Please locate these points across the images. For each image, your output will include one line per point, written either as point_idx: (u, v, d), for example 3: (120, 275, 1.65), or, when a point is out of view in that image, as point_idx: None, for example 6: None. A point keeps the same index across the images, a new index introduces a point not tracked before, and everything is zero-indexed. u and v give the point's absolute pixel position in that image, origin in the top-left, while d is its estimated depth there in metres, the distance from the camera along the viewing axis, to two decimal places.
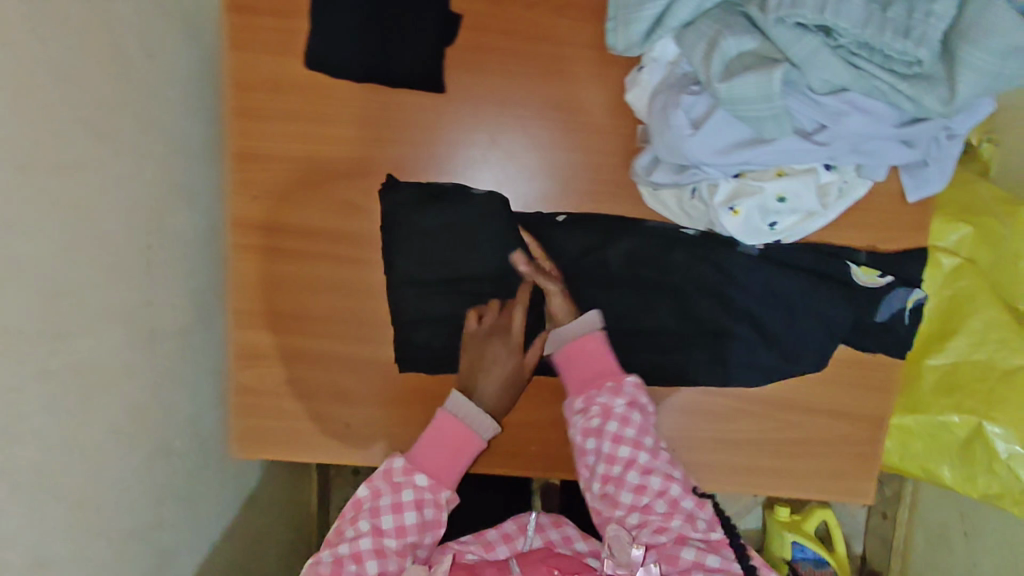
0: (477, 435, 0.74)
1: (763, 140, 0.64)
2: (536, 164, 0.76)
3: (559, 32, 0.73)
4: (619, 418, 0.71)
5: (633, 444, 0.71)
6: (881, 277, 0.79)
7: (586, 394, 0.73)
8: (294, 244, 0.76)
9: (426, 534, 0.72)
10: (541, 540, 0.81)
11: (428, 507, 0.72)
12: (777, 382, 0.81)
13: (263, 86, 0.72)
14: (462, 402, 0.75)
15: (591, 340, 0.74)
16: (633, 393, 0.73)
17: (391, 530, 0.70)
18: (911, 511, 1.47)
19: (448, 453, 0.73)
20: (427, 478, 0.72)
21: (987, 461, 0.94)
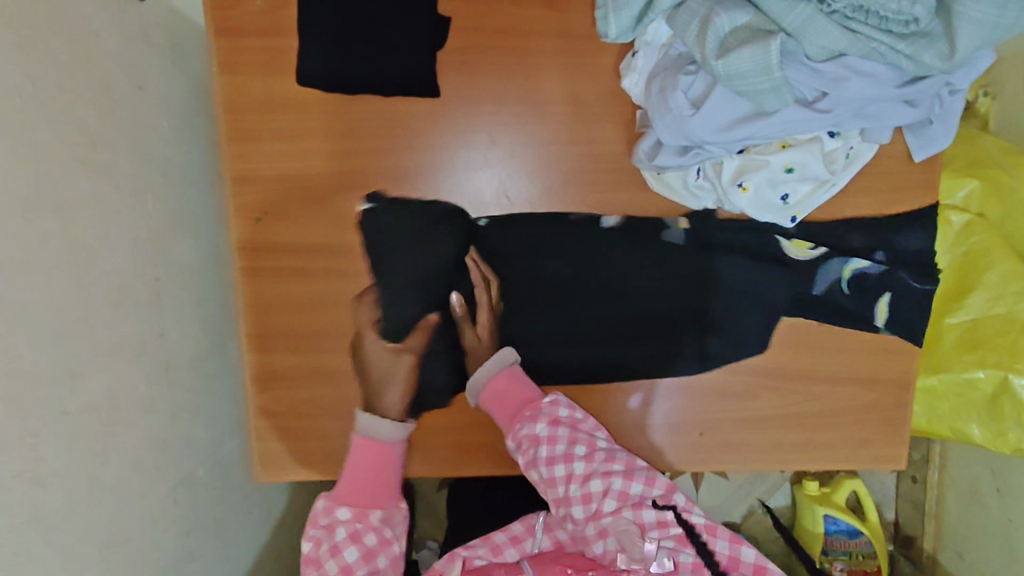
0: (388, 439, 0.76)
1: (764, 113, 0.63)
2: (537, 161, 0.75)
3: (548, 24, 0.72)
4: (548, 441, 0.73)
5: (566, 459, 0.72)
6: (813, 249, 0.79)
7: (513, 431, 0.75)
8: (301, 263, 0.76)
9: (378, 559, 0.71)
10: (549, 540, 0.83)
11: (365, 535, 0.71)
12: (790, 359, 0.81)
13: (256, 107, 0.72)
14: (366, 419, 0.76)
15: (502, 376, 0.77)
16: (551, 411, 0.75)
17: (337, 573, 0.69)
18: (941, 473, 1.48)
19: (364, 471, 0.74)
20: (348, 508, 0.72)
21: (1017, 415, 0.93)
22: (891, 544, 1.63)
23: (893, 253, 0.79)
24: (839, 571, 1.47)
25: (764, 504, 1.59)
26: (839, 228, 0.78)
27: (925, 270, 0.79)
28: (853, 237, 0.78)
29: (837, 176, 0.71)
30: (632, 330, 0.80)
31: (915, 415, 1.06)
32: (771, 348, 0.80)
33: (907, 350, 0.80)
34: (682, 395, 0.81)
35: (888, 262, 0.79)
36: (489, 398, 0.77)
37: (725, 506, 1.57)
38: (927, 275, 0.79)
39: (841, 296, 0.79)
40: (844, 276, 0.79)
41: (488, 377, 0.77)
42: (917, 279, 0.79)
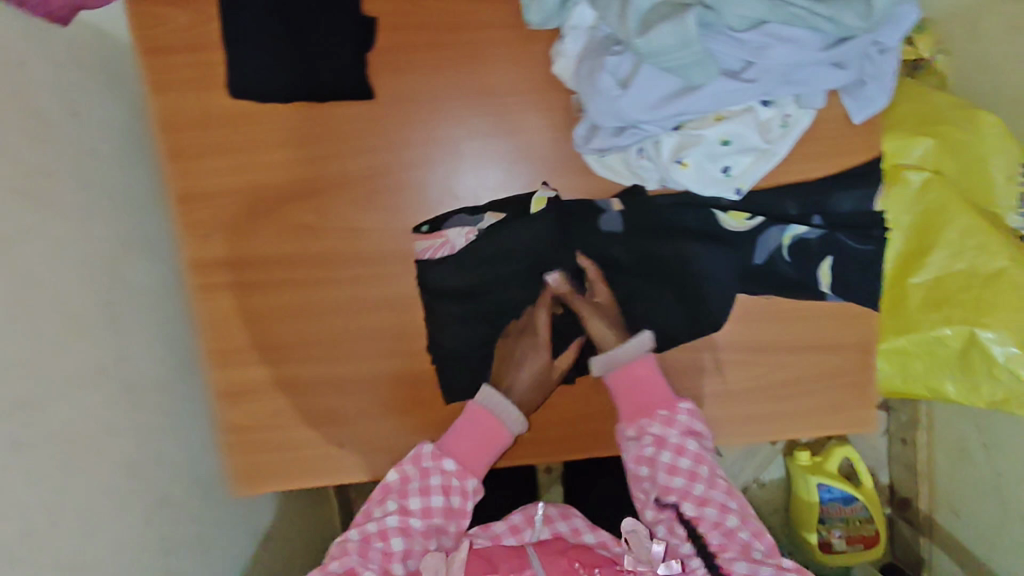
0: (505, 423, 0.75)
1: (693, 88, 0.64)
2: (481, 153, 0.76)
3: (477, 17, 0.73)
4: (673, 448, 0.73)
5: (689, 475, 0.72)
6: (751, 219, 0.79)
7: (638, 423, 0.75)
8: (254, 276, 0.76)
9: (452, 521, 0.73)
10: (550, 531, 0.80)
11: (453, 494, 0.73)
12: (750, 326, 0.80)
13: (191, 124, 0.72)
14: (490, 394, 0.76)
15: (640, 364, 0.75)
16: (686, 421, 0.74)
17: (418, 510, 0.72)
18: (930, 433, 1.49)
19: (479, 438, 0.74)
20: (457, 463, 0.73)
21: (987, 367, 0.94)
22: (888, 508, 1.64)
23: (829, 217, 0.80)
24: (837, 538, 1.47)
25: (758, 478, 1.58)
26: (777, 196, 0.78)
27: (865, 231, 0.80)
28: (789, 205, 0.79)
29: (776, 144, 0.72)
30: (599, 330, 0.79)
31: (890, 376, 1.05)
32: (731, 321, 0.80)
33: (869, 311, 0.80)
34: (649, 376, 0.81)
35: (824, 226, 0.80)
36: (621, 379, 0.75)
37: None
38: (865, 235, 0.80)
39: (781, 264, 0.80)
40: (782, 244, 0.79)
41: (625, 361, 0.76)
42: (853, 239, 0.80)
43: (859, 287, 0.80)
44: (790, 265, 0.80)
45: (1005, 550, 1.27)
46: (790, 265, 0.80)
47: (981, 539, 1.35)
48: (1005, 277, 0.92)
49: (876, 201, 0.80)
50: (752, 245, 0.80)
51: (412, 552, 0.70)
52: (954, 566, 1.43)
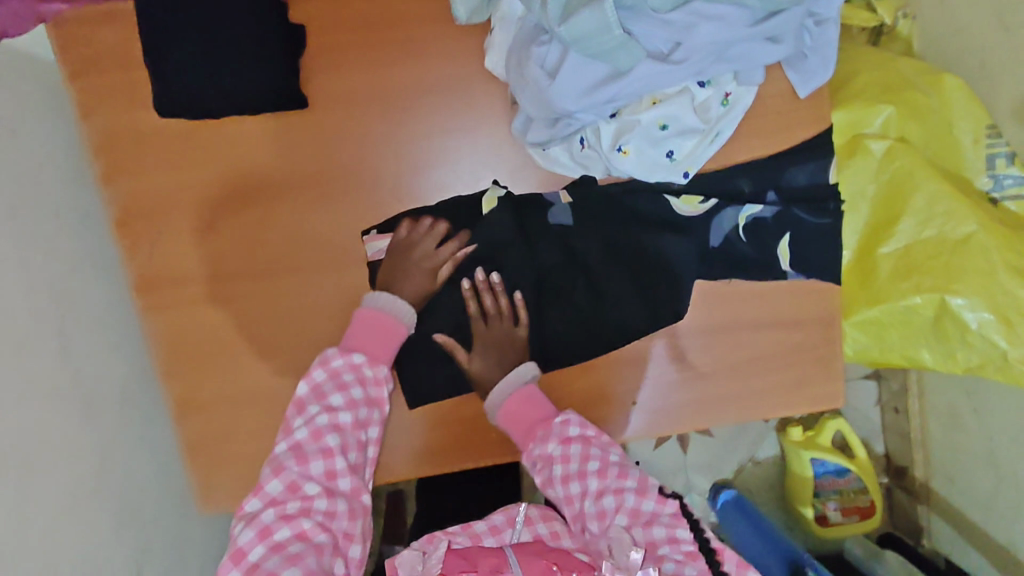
0: (401, 320, 0.73)
1: (622, 73, 0.62)
2: (424, 150, 0.74)
3: (409, 15, 0.71)
4: (560, 459, 0.72)
5: (579, 475, 0.71)
6: (703, 202, 0.78)
7: (527, 452, 0.73)
8: (204, 290, 0.75)
9: (373, 409, 0.72)
10: (529, 533, 0.81)
11: (371, 383, 0.72)
12: (710, 309, 0.78)
13: (127, 141, 0.72)
14: (383, 295, 0.72)
15: (516, 394, 0.73)
16: (562, 430, 0.73)
17: (343, 405, 0.70)
18: (921, 400, 1.48)
19: (379, 332, 0.72)
20: (366, 355, 0.71)
21: (960, 334, 0.93)
22: (885, 478, 1.62)
23: (783, 194, 0.79)
24: (832, 510, 1.46)
25: (753, 456, 1.56)
26: (728, 175, 0.77)
27: (821, 204, 0.79)
28: (743, 183, 0.77)
29: (719, 124, 0.70)
30: (558, 321, 0.78)
31: (866, 347, 1.03)
32: (693, 305, 0.78)
33: (830, 287, 0.79)
34: (614, 371, 0.78)
35: (779, 202, 0.79)
36: (506, 415, 0.73)
37: (714, 464, 1.54)
38: (821, 208, 0.79)
39: (740, 244, 0.78)
40: (738, 224, 0.79)
41: (504, 396, 0.73)
42: (808, 212, 0.79)
43: (819, 262, 0.79)
44: (750, 244, 0.78)
45: (1000, 514, 1.26)
46: (750, 244, 0.78)
47: (977, 504, 1.33)
48: (972, 242, 0.91)
49: (831, 173, 0.78)
50: (708, 228, 0.79)
51: (349, 445, 0.69)
52: (952, 532, 1.42)
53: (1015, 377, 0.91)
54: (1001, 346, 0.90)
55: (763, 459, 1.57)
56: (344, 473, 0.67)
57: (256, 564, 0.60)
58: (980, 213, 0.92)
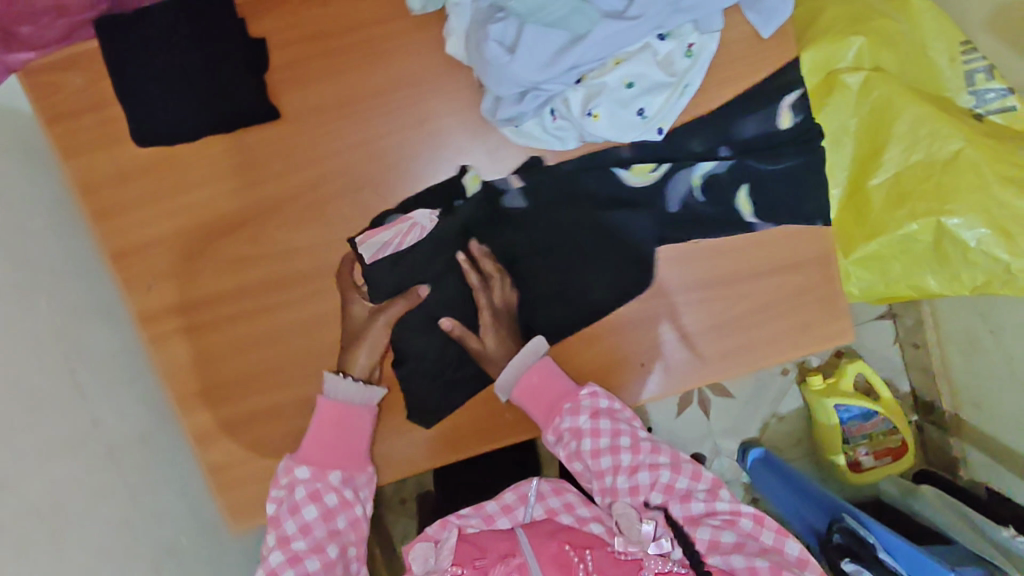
0: (354, 406, 0.75)
1: (581, 37, 0.64)
2: (399, 147, 0.75)
3: (364, 15, 0.72)
4: (590, 433, 0.76)
5: (612, 451, 0.76)
6: (654, 169, 0.78)
7: (552, 426, 0.76)
8: (205, 315, 0.76)
9: (334, 519, 0.73)
10: (542, 508, 0.81)
11: (323, 495, 0.73)
12: (705, 263, 0.79)
13: (107, 181, 0.72)
14: (336, 382, 0.75)
15: (534, 372, 0.76)
16: (591, 403, 0.76)
17: (296, 532, 0.71)
18: (938, 331, 1.46)
19: (332, 432, 0.75)
20: (310, 469, 0.73)
21: (961, 255, 0.92)
22: (914, 416, 1.61)
23: (737, 146, 0.78)
24: (864, 455, 1.47)
25: (776, 412, 1.57)
26: (705, 126, 0.77)
27: (771, 151, 0.79)
28: (694, 143, 0.78)
29: (687, 76, 0.70)
30: (548, 301, 0.80)
31: (871, 284, 1.03)
32: (687, 262, 0.78)
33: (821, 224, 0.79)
34: (620, 336, 0.79)
35: (732, 156, 0.78)
36: (523, 394, 0.76)
37: (737, 425, 1.56)
38: (773, 156, 0.79)
39: (698, 206, 0.78)
40: (693, 185, 0.78)
41: (520, 373, 0.76)
42: (762, 157, 0.79)
43: (802, 203, 0.79)
44: (706, 206, 0.79)
45: None
46: (706, 206, 0.79)
47: (1009, 426, 1.32)
48: (961, 158, 0.90)
49: (783, 119, 0.78)
50: (664, 194, 0.79)
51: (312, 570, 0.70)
52: (988, 461, 1.41)
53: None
54: (1002, 260, 0.89)
55: (788, 415, 1.57)
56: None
57: None
58: (966, 129, 0.91)
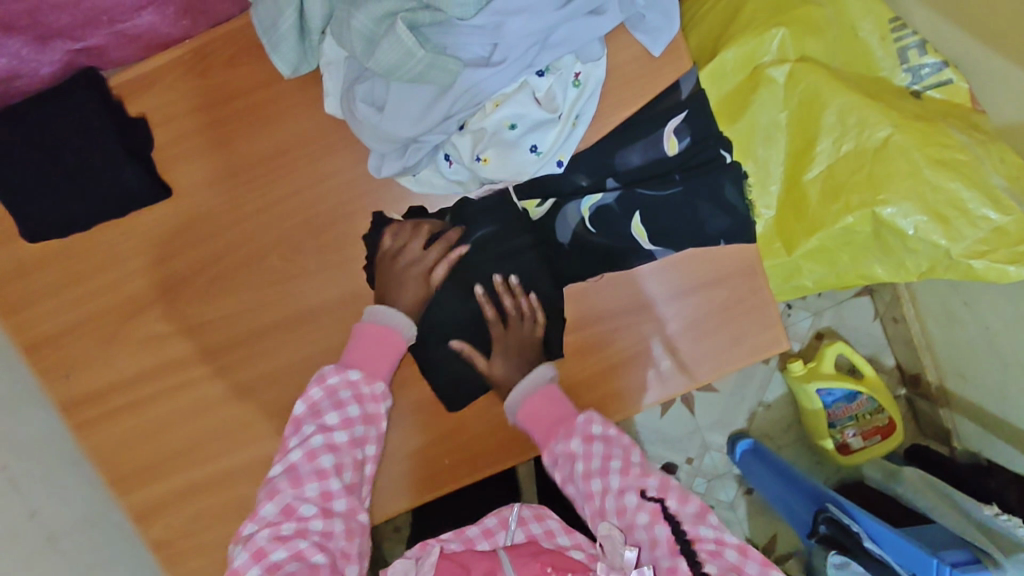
0: (394, 329, 0.71)
1: (448, 88, 0.62)
2: (301, 205, 0.72)
3: (245, 79, 0.70)
4: (582, 456, 0.71)
5: (603, 473, 0.70)
6: (540, 205, 0.76)
7: (549, 449, 0.72)
8: (125, 398, 0.74)
9: (370, 427, 0.70)
10: (523, 534, 0.80)
11: (369, 400, 0.71)
12: (623, 284, 0.76)
13: (10, 276, 0.72)
14: (380, 308, 0.72)
15: (538, 397, 0.72)
16: (586, 427, 0.72)
17: (338, 424, 0.69)
18: (914, 305, 1.42)
19: (378, 343, 0.71)
20: (361, 371, 0.70)
21: (902, 244, 0.90)
22: (901, 390, 1.56)
23: (623, 176, 0.77)
24: (852, 437, 1.41)
25: (763, 400, 1.50)
26: (611, 148, 0.75)
27: (659, 178, 0.77)
28: (579, 177, 0.77)
29: (576, 108, 0.68)
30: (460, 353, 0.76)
31: (823, 276, 1.00)
32: (605, 287, 0.76)
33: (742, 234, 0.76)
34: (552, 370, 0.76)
35: (619, 186, 0.77)
36: (527, 414, 0.72)
37: (724, 418, 1.49)
38: (662, 182, 0.77)
39: (591, 236, 0.77)
40: (585, 216, 0.77)
41: (528, 394, 0.73)
42: (651, 183, 0.77)
43: (720, 215, 0.76)
44: (600, 236, 0.77)
45: (1015, 402, 1.21)
46: (601, 236, 0.77)
47: (993, 395, 1.28)
48: (891, 146, 0.87)
49: (669, 146, 0.77)
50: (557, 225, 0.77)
51: (345, 465, 0.68)
52: (979, 430, 1.36)
53: (967, 275, 0.87)
54: (942, 245, 0.87)
55: (774, 401, 1.50)
56: (340, 493, 0.67)
57: None
58: (891, 114, 0.88)
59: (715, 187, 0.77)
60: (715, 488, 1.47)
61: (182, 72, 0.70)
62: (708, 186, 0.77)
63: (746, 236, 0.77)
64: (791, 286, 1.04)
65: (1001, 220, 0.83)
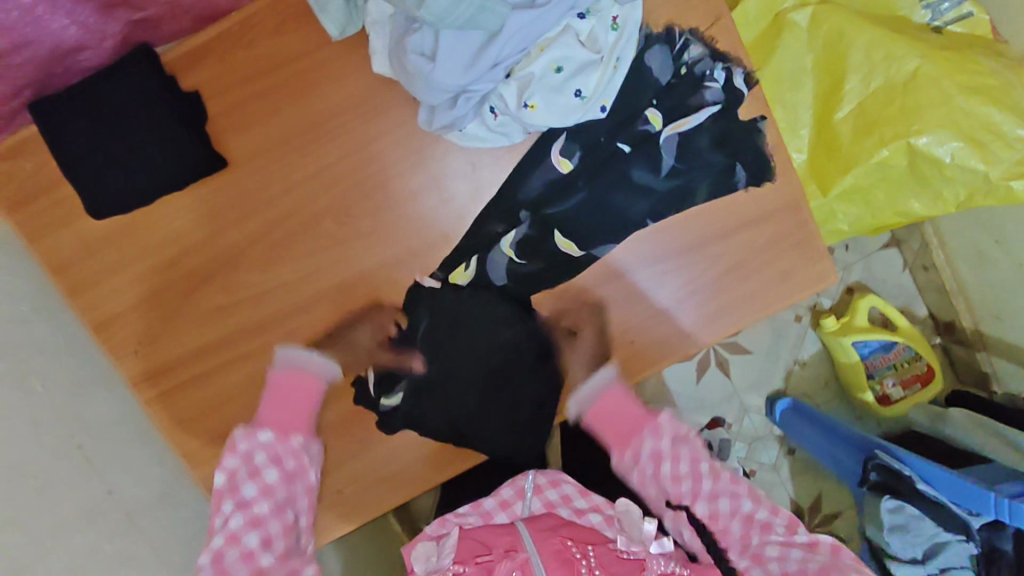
0: (317, 374, 0.73)
1: (496, 33, 0.65)
2: (354, 168, 0.74)
3: (293, 49, 0.72)
4: (670, 459, 0.75)
5: (692, 478, 0.74)
6: (467, 267, 0.77)
7: (630, 447, 0.76)
8: (193, 370, 0.76)
9: (294, 483, 0.71)
10: (540, 502, 0.78)
11: (289, 458, 0.71)
12: (660, 222, 0.77)
13: (76, 257, 0.74)
14: (292, 354, 0.74)
15: (611, 394, 0.77)
16: (673, 429, 0.76)
17: (256, 494, 0.69)
18: (944, 251, 1.37)
19: (294, 397, 0.72)
20: (273, 432, 0.71)
21: (939, 173, 0.91)
22: (937, 338, 1.47)
23: (531, 207, 0.77)
24: (892, 387, 1.37)
25: (798, 358, 1.45)
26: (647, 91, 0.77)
27: (562, 189, 0.78)
28: (494, 225, 0.77)
29: (617, 50, 0.70)
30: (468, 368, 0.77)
31: (859, 218, 1.00)
32: (643, 233, 0.77)
33: (760, 170, 0.78)
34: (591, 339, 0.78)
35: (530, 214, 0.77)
36: (600, 413, 0.77)
37: (761, 379, 1.44)
38: (565, 191, 0.78)
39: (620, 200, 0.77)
40: (510, 255, 0.77)
41: (599, 393, 0.76)
42: (562, 198, 0.77)
43: (749, 154, 0.78)
44: (530, 265, 0.77)
45: None
46: (530, 265, 0.77)
47: None
48: (921, 76, 0.88)
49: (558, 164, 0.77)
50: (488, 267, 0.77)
51: (273, 534, 0.68)
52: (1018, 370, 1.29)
53: (1006, 198, 0.88)
54: (979, 170, 0.88)
55: (810, 360, 1.45)
56: (277, 561, 0.68)
57: None
58: (918, 45, 0.89)
59: (623, 173, 0.78)
60: (757, 452, 1.42)
61: (231, 44, 0.72)
62: (641, 163, 0.78)
63: (676, 209, 0.78)
64: (826, 232, 1.03)
65: None
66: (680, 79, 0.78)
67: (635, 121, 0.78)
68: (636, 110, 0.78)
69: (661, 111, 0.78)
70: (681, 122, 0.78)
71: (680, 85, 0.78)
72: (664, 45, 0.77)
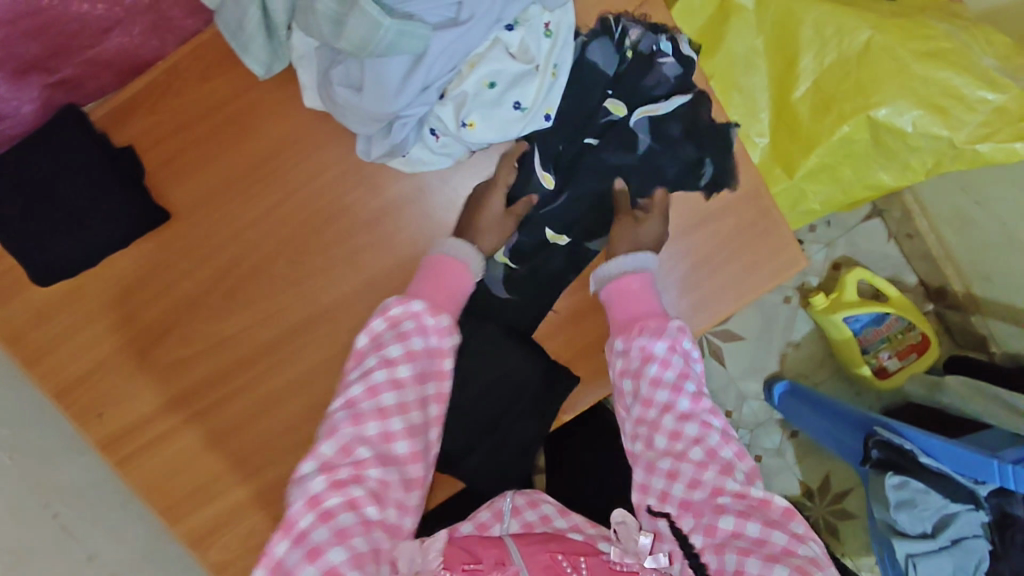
0: (463, 265, 0.71)
1: (421, 54, 0.64)
2: (301, 205, 0.73)
3: (223, 92, 0.71)
4: (660, 360, 0.70)
5: (672, 389, 0.69)
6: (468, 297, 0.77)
7: (627, 334, 0.71)
8: (158, 428, 0.74)
9: (432, 364, 0.69)
10: (519, 524, 0.74)
11: (433, 333, 0.69)
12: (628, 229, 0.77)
13: (29, 326, 0.72)
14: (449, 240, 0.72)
15: (638, 278, 0.72)
16: (676, 337, 0.71)
17: (400, 355, 0.68)
18: (926, 217, 1.34)
19: (440, 284, 0.71)
20: (425, 303, 0.69)
21: (903, 143, 0.89)
22: (930, 305, 1.43)
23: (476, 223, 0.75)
24: (887, 359, 1.34)
25: (791, 340, 1.42)
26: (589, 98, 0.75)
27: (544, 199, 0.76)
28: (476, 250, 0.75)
29: (553, 57, 0.69)
30: (452, 397, 0.75)
31: (831, 195, 0.98)
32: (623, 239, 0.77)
33: (714, 173, 0.76)
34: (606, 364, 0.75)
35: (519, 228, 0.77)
36: (618, 290, 0.72)
37: (756, 365, 1.41)
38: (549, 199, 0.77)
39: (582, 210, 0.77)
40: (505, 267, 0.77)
41: (626, 271, 0.72)
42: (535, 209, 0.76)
43: (701, 151, 0.76)
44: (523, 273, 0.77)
45: None
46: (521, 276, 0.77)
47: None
48: (874, 47, 0.86)
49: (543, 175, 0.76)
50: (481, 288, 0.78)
51: (408, 402, 0.67)
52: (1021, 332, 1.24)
53: (974, 161, 0.86)
54: (944, 136, 0.86)
55: (802, 339, 1.42)
56: (401, 433, 0.66)
57: (304, 531, 0.61)
58: (869, 16, 0.87)
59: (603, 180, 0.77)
60: (760, 438, 1.40)
61: (160, 94, 0.71)
62: (590, 178, 0.76)
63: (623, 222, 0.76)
64: (798, 213, 1.02)
65: (999, 99, 0.82)
66: (630, 62, 0.76)
67: (581, 125, 0.76)
68: (591, 111, 0.76)
69: (620, 100, 0.76)
70: (651, 107, 0.76)
71: (631, 68, 0.76)
72: (602, 37, 0.75)
